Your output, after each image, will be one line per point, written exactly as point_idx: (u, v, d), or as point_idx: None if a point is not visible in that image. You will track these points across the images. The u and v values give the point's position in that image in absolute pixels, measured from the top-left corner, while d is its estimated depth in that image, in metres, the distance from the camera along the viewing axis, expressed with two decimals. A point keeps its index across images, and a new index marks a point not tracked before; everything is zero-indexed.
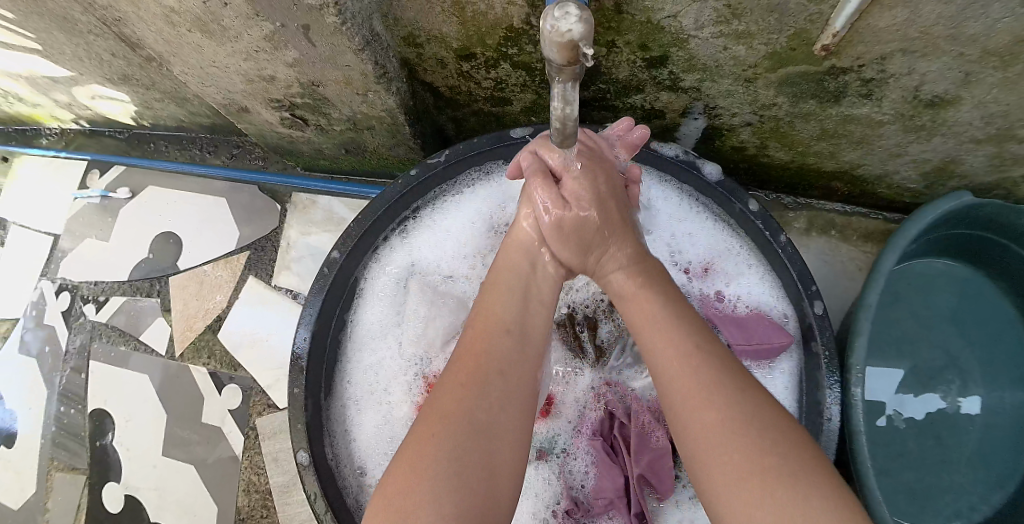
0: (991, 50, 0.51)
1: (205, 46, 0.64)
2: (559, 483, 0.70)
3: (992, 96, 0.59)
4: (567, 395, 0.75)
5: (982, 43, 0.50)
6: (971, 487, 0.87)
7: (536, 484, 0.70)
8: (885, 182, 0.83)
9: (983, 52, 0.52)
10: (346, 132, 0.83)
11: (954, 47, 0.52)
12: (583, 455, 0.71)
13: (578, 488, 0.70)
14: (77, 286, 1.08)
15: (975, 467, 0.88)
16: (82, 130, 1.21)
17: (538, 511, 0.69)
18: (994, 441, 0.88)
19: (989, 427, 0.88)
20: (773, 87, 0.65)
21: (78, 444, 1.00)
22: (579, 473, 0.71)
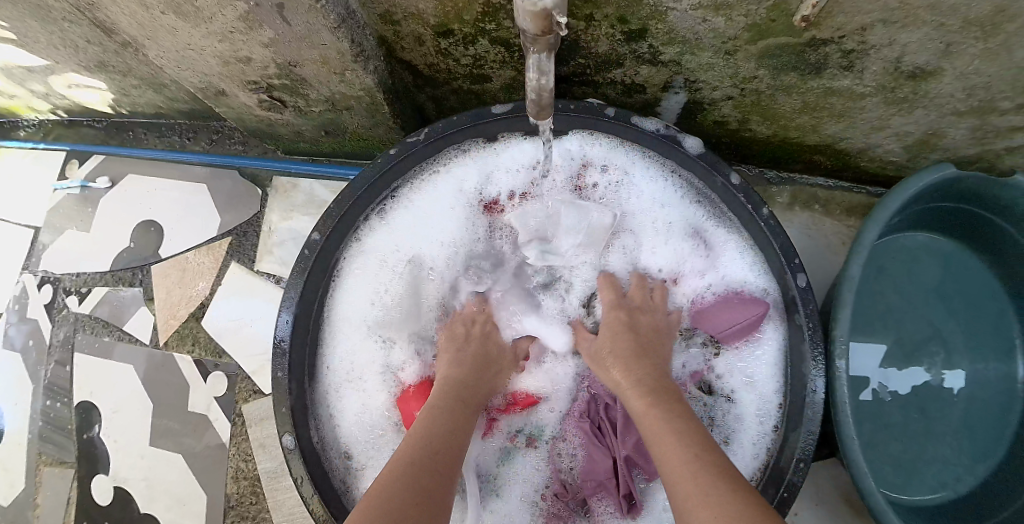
0: (971, 19, 0.51)
1: (179, 28, 0.63)
2: (550, 466, 0.70)
3: (973, 67, 0.59)
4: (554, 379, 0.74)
5: (963, 13, 0.50)
6: (956, 458, 0.88)
7: (525, 464, 0.71)
8: (867, 155, 0.83)
9: (964, 22, 0.51)
10: (325, 114, 0.82)
11: (934, 16, 0.52)
12: (573, 438, 0.71)
13: (568, 471, 0.70)
14: (59, 278, 1.06)
15: (960, 438, 0.89)
16: (60, 120, 1.19)
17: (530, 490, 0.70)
18: (978, 410, 0.90)
19: (973, 397, 0.90)
20: (753, 59, 0.65)
21: (65, 437, 1.00)
22: (568, 454, 0.71)
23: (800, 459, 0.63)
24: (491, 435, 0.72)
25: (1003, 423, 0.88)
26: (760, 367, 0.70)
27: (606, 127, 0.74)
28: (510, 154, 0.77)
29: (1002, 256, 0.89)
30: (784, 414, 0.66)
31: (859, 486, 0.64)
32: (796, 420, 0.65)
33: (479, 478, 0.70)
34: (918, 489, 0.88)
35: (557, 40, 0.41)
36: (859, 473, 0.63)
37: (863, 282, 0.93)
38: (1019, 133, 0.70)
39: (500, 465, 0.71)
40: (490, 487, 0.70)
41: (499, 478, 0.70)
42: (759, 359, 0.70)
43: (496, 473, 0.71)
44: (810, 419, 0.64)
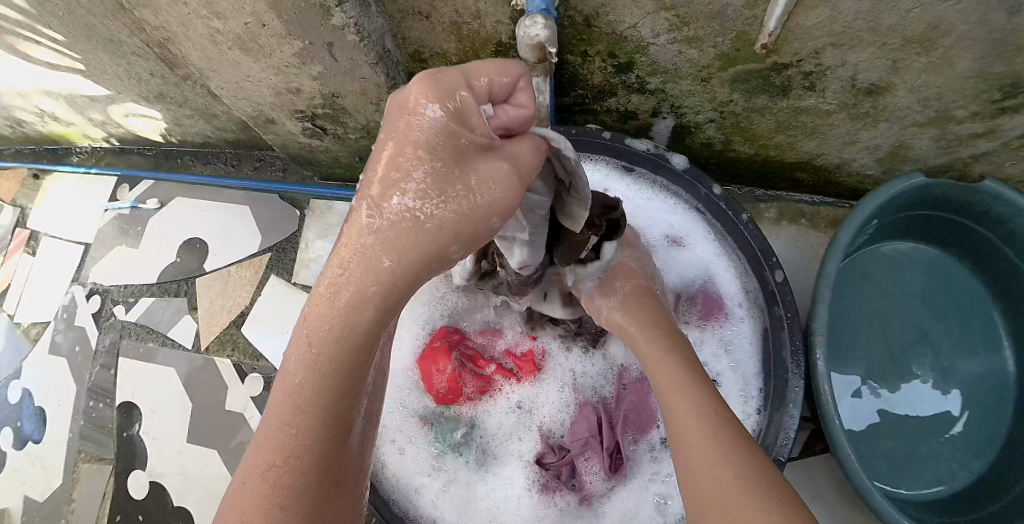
0: (910, 38, 0.62)
1: (242, 62, 0.75)
2: (536, 432, 0.78)
3: (922, 80, 0.69)
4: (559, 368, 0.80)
5: (900, 32, 0.61)
6: (950, 455, 0.95)
7: (520, 433, 0.79)
8: (845, 170, 0.94)
9: (903, 40, 0.62)
10: (360, 140, 0.94)
11: (877, 37, 0.62)
12: (561, 411, 0.79)
13: (554, 437, 0.78)
14: (107, 290, 1.16)
15: (953, 435, 0.95)
16: (112, 148, 1.31)
17: (522, 453, 0.78)
18: (972, 408, 0.96)
19: (967, 395, 0.97)
20: (727, 84, 0.76)
21: (106, 436, 1.07)
22: (556, 427, 0.78)
23: (785, 437, 0.70)
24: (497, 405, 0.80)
25: (997, 422, 0.94)
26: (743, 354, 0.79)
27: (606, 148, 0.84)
28: None
29: (985, 261, 0.97)
30: (768, 397, 0.75)
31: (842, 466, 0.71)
32: (781, 401, 0.73)
33: (475, 440, 0.79)
34: (913, 484, 0.94)
35: (552, 67, 0.61)
36: (839, 448, 0.71)
37: (848, 287, 1.02)
38: (979, 141, 0.79)
39: (506, 426, 0.79)
40: (490, 455, 0.78)
41: (498, 445, 0.79)
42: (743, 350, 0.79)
43: (492, 440, 0.79)
44: (792, 399, 0.71)
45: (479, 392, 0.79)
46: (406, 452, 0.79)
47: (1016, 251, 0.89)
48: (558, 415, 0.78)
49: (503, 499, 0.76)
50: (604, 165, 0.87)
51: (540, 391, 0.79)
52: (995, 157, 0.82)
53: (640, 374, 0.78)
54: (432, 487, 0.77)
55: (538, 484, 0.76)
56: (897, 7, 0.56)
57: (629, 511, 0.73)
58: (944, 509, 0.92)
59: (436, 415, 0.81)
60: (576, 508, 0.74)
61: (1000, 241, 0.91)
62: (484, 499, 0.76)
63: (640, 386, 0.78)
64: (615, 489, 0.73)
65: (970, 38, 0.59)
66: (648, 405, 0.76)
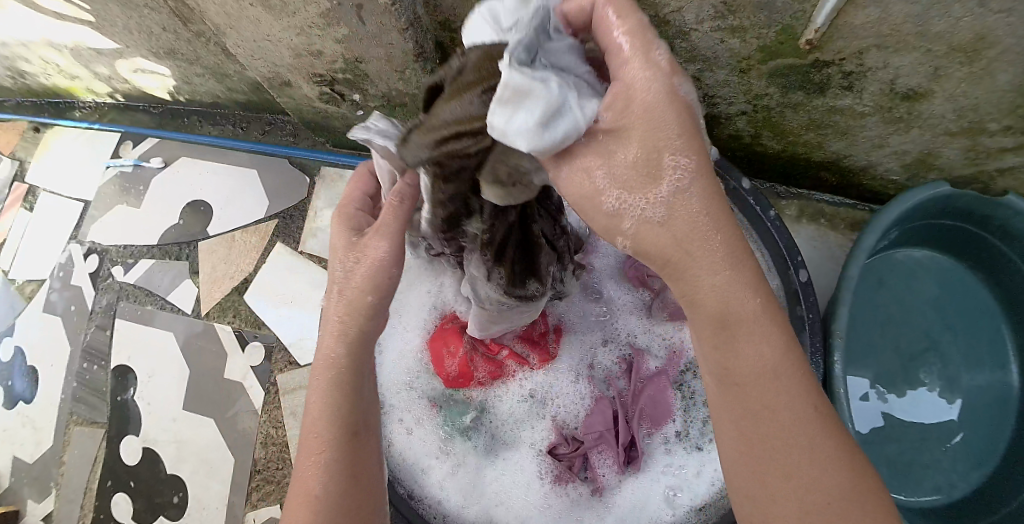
0: (956, 46, 0.59)
1: (262, 20, 0.71)
2: (549, 422, 0.76)
3: (961, 90, 0.66)
4: (574, 356, 0.78)
5: (947, 40, 0.58)
6: (950, 464, 0.94)
7: (531, 421, 0.77)
8: (869, 173, 0.92)
9: (949, 48, 0.60)
10: (379, 109, 0.90)
11: (921, 42, 0.60)
12: (577, 400, 0.76)
13: (567, 428, 0.76)
14: (106, 249, 1.13)
15: (954, 444, 0.95)
16: (116, 104, 1.27)
17: (532, 442, 0.76)
18: (975, 417, 0.95)
19: (970, 406, 0.96)
20: (765, 78, 0.74)
21: (99, 399, 1.05)
22: (570, 418, 0.76)
23: None
24: (509, 390, 0.78)
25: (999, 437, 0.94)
26: None
27: None
28: None
29: (1000, 276, 0.95)
30: None
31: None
32: None
33: (484, 424, 0.78)
34: (912, 491, 0.94)
35: None
36: None
37: (863, 291, 1.01)
38: (1009, 154, 0.77)
39: (517, 413, 0.77)
40: (500, 440, 0.77)
41: (508, 431, 0.77)
42: None
43: (502, 425, 0.78)
44: None
45: (490, 376, 0.77)
46: (414, 433, 0.78)
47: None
48: (571, 407, 0.76)
49: (511, 485, 0.74)
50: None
51: (554, 379, 0.77)
52: (1022, 172, 0.80)
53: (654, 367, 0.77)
54: (439, 469, 0.76)
55: (548, 472, 0.74)
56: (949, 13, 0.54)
57: (639, 503, 0.72)
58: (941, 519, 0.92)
59: (444, 396, 0.79)
60: (587, 498, 0.73)
61: (1017, 257, 0.89)
62: (493, 483, 0.75)
63: (657, 382, 0.75)
64: (626, 480, 0.73)
65: (1016, 52, 0.58)
66: (663, 399, 0.75)
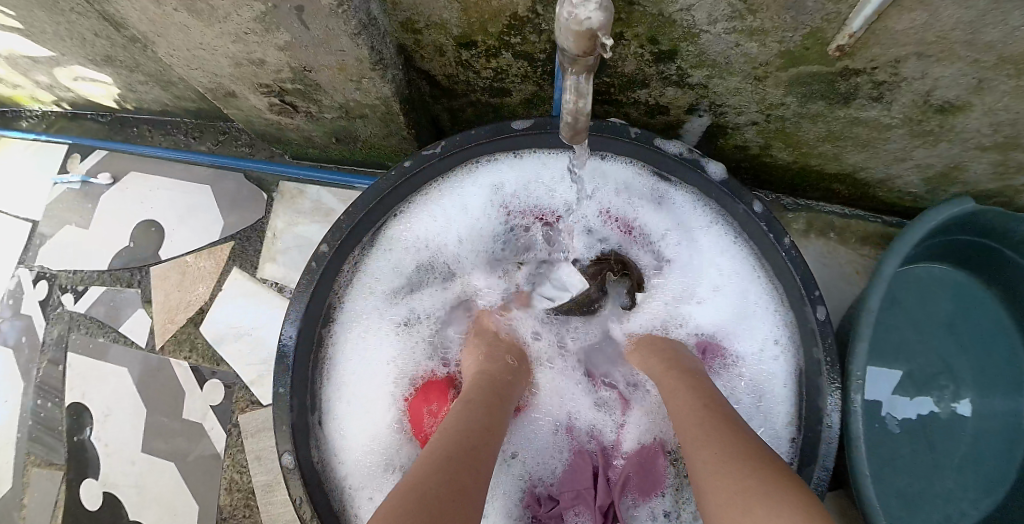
0: (1007, 56, 0.49)
1: (192, 27, 0.60)
2: (523, 477, 0.70)
3: (1003, 103, 0.56)
4: (555, 408, 0.73)
5: (998, 51, 0.49)
6: (961, 494, 0.86)
7: (505, 476, 0.70)
8: (886, 186, 0.81)
9: (998, 59, 0.50)
10: (337, 121, 0.79)
11: (969, 52, 0.50)
12: (556, 455, 0.71)
13: (542, 485, 0.70)
14: (56, 275, 1.03)
15: (965, 473, 0.86)
16: (64, 113, 1.16)
17: (507, 501, 0.69)
18: (988, 443, 0.87)
19: (983, 431, 0.87)
20: (783, 86, 0.63)
21: (56, 439, 0.97)
22: (546, 474, 0.70)
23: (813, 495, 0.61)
24: None
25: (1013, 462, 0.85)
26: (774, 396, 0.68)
27: (629, 148, 0.70)
28: (528, 167, 0.74)
29: (1020, 292, 0.86)
30: (797, 448, 0.65)
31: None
32: (810, 455, 0.63)
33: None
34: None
35: (596, 63, 0.43)
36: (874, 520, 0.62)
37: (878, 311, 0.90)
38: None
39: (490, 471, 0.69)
40: None
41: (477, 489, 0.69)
42: (773, 393, 0.68)
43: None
44: (824, 455, 0.62)
45: None
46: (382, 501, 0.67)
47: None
48: (547, 462, 0.71)
49: None
50: (635, 169, 0.72)
51: (532, 430, 0.72)
52: None
53: (643, 431, 0.72)
54: None
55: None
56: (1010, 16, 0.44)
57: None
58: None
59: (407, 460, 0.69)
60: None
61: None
62: None
63: (647, 450, 0.70)
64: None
65: None
66: (651, 465, 0.69)
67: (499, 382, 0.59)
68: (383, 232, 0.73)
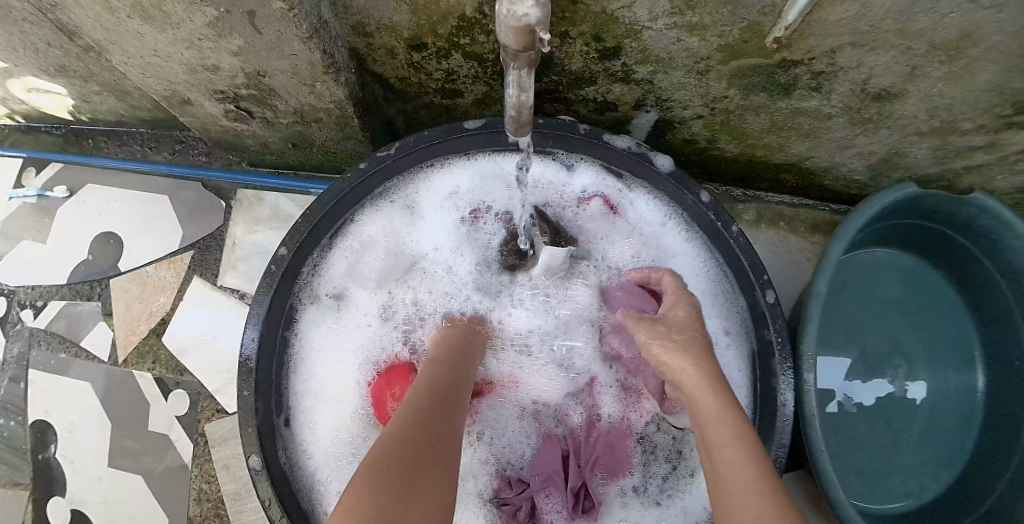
0: (938, 44, 0.52)
1: (146, 33, 0.60)
2: (494, 463, 0.72)
3: (937, 90, 0.59)
4: (525, 396, 0.75)
5: (930, 36, 0.51)
6: (921, 467, 0.88)
7: (476, 464, 0.71)
8: (832, 174, 0.84)
9: (930, 46, 0.52)
10: (294, 126, 0.79)
11: (901, 39, 0.52)
12: (526, 440, 0.73)
13: (514, 469, 0.72)
14: (12, 290, 1.01)
15: (923, 447, 0.89)
16: (18, 126, 1.14)
17: (479, 487, 0.70)
18: (942, 416, 0.90)
19: (937, 405, 0.90)
20: (725, 79, 0.65)
21: (18, 457, 0.95)
22: (518, 458, 0.72)
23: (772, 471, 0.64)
24: None
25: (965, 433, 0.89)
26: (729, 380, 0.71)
27: (580, 144, 0.72)
28: (482, 165, 0.76)
29: (963, 271, 0.88)
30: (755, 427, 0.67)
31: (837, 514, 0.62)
32: (766, 434, 0.65)
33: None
34: (882, 499, 0.88)
35: (537, 59, 0.44)
36: (835, 497, 0.62)
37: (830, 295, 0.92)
38: (981, 154, 0.70)
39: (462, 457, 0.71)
40: None
41: None
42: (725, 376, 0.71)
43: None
44: (781, 431, 0.64)
45: None
46: None
47: (997, 262, 0.80)
48: (516, 443, 0.73)
49: None
50: (587, 164, 0.75)
51: (502, 418, 0.73)
52: (989, 170, 0.73)
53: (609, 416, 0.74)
54: None
55: (493, 520, 0.68)
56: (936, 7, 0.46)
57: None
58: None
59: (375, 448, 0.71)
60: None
61: (981, 253, 0.82)
62: None
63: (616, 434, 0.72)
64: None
65: (998, 52, 0.51)
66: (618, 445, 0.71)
67: (463, 353, 0.61)
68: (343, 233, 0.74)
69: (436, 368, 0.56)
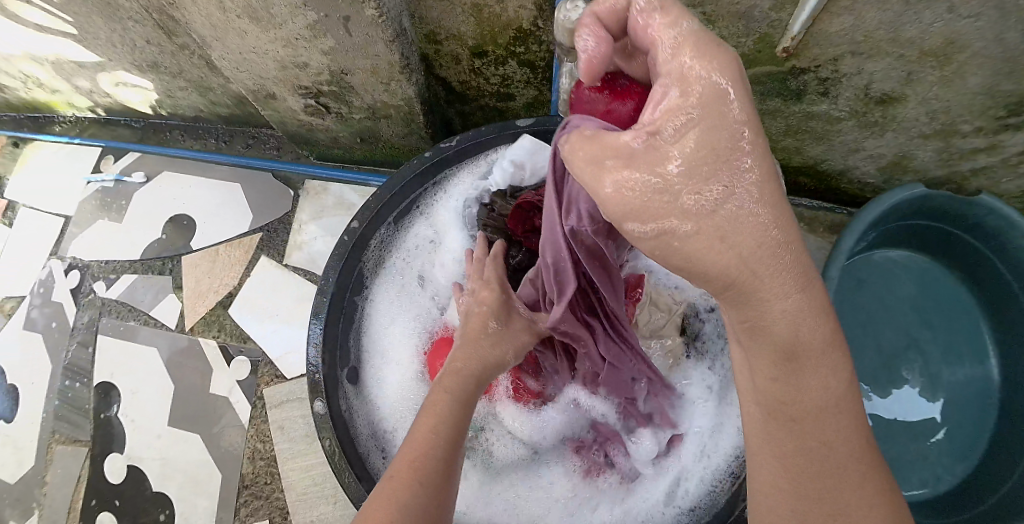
0: (927, 51, 0.61)
1: (249, 32, 0.69)
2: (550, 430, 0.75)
3: (933, 93, 0.68)
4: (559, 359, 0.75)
5: (918, 44, 0.60)
6: (936, 457, 0.93)
7: (532, 429, 0.76)
8: (847, 177, 0.93)
9: (921, 52, 0.61)
10: (364, 121, 0.90)
11: (894, 48, 0.62)
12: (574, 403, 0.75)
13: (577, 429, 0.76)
14: (87, 265, 1.11)
15: (938, 439, 0.94)
16: (97, 119, 1.26)
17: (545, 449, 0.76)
18: (957, 410, 0.94)
19: (953, 399, 0.95)
20: (744, 86, 0.75)
21: (81, 417, 1.03)
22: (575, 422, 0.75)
23: None
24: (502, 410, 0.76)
25: (981, 427, 0.93)
26: None
27: None
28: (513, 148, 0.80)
29: (974, 271, 0.95)
30: None
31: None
32: None
33: (480, 443, 0.77)
34: (899, 486, 0.93)
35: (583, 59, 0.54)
36: None
37: (844, 292, 0.99)
38: (981, 155, 0.78)
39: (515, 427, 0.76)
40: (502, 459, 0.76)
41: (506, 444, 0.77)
42: None
43: (495, 439, 0.77)
44: None
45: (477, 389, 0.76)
46: None
47: (1006, 262, 0.87)
48: (561, 419, 0.75)
49: (535, 498, 0.73)
50: None
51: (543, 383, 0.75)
52: (993, 172, 0.82)
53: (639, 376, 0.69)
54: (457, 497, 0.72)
55: (573, 473, 0.74)
56: (921, 17, 0.56)
57: (683, 489, 0.68)
58: (931, 512, 0.91)
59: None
60: (620, 487, 0.72)
61: (990, 253, 0.89)
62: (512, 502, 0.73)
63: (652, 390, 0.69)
64: (663, 463, 0.70)
65: (984, 56, 0.60)
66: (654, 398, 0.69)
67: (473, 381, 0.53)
68: (406, 216, 0.82)
69: (438, 396, 0.50)
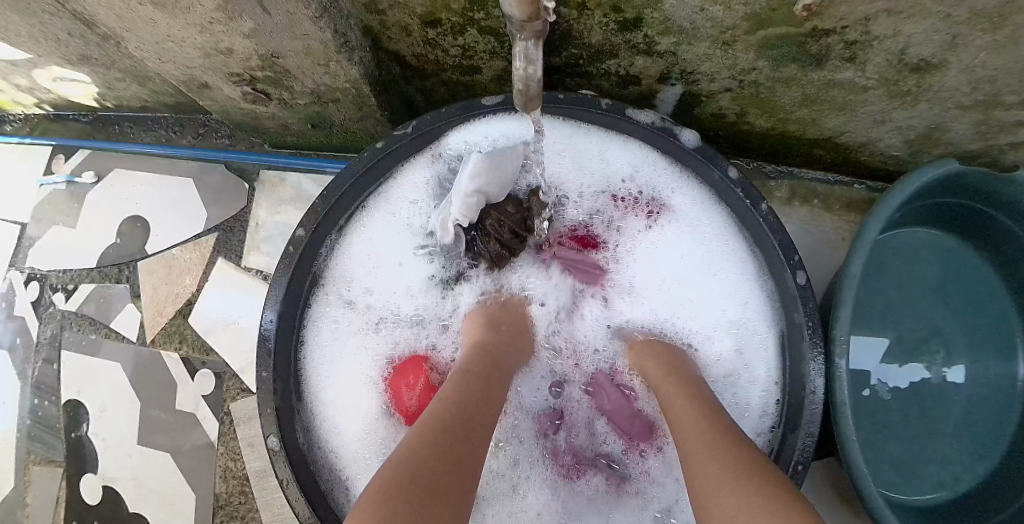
0: (979, 11, 0.48)
1: (157, 20, 0.58)
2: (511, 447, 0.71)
3: (980, 60, 0.56)
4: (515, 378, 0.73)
5: (969, 4, 0.47)
6: (956, 457, 0.83)
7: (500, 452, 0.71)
8: (868, 149, 0.80)
9: (971, 13, 0.49)
10: (311, 106, 0.79)
11: (940, 7, 0.48)
12: (526, 415, 0.73)
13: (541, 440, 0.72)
14: (46, 275, 1.04)
15: (959, 437, 0.84)
16: (45, 114, 1.15)
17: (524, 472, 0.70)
18: (982, 409, 0.84)
19: (976, 396, 0.85)
20: (754, 49, 0.62)
21: (53, 436, 0.98)
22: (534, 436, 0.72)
23: (798, 462, 0.61)
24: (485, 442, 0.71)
25: (1001, 426, 0.83)
26: (754, 348, 0.69)
27: (599, 119, 0.70)
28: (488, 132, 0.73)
29: (1007, 254, 0.83)
30: (781, 413, 0.65)
31: (865, 505, 0.59)
32: (795, 421, 0.63)
33: None
34: (915, 489, 0.83)
35: (545, 27, 0.42)
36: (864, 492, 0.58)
37: (863, 277, 0.88)
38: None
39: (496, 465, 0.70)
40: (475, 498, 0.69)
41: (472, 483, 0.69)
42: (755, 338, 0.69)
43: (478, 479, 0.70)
44: (809, 420, 0.62)
45: None
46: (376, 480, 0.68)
47: None
48: (530, 437, 0.72)
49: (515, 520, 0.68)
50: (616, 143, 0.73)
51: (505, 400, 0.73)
52: None
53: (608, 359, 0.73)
54: None
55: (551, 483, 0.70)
56: None
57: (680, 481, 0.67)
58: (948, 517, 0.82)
59: None
60: (604, 494, 0.69)
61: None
62: None
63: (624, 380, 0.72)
64: (645, 457, 0.69)
65: None
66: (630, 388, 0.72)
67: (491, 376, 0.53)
68: (356, 219, 0.72)
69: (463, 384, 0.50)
